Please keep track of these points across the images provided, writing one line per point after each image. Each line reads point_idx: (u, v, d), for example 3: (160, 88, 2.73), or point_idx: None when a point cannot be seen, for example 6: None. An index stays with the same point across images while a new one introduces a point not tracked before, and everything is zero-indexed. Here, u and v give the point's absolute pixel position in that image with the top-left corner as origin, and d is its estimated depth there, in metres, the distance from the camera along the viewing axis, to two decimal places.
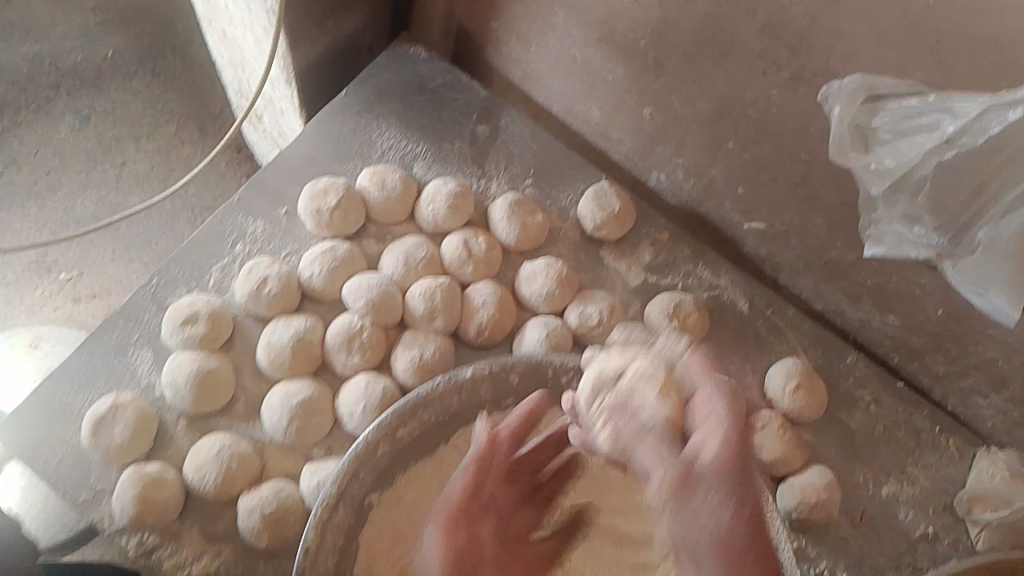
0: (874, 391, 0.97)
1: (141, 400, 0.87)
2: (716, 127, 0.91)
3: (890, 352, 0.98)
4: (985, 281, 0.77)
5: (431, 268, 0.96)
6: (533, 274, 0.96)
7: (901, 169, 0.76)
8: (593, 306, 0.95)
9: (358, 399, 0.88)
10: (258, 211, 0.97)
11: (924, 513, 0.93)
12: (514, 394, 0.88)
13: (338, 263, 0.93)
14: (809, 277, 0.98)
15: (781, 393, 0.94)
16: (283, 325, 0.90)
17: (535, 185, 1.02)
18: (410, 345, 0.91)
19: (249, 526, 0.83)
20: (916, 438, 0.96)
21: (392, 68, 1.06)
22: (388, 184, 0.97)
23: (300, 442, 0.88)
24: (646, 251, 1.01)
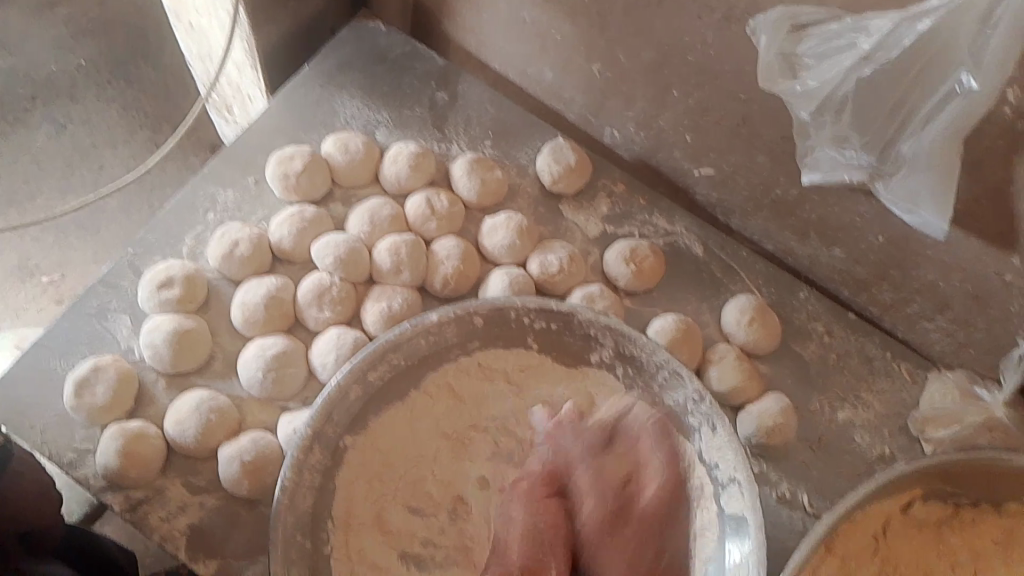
0: (827, 323, 1.01)
1: (122, 361, 0.91)
2: (660, 75, 0.95)
3: (840, 285, 1.02)
4: (912, 199, 0.83)
5: (396, 226, 1.00)
6: (494, 228, 1.00)
7: (826, 89, 0.79)
8: (553, 254, 1.00)
9: (330, 349, 0.92)
10: (228, 180, 1.01)
11: (880, 436, 0.96)
12: (480, 336, 0.92)
13: (306, 224, 0.97)
14: (758, 218, 1.02)
15: (736, 327, 0.98)
16: (256, 284, 0.94)
17: (494, 145, 1.07)
18: (379, 298, 0.95)
19: (229, 475, 0.86)
20: (868, 366, 1.00)
21: (353, 41, 1.11)
22: (352, 148, 1.01)
23: (277, 395, 0.91)
24: (604, 203, 1.06)
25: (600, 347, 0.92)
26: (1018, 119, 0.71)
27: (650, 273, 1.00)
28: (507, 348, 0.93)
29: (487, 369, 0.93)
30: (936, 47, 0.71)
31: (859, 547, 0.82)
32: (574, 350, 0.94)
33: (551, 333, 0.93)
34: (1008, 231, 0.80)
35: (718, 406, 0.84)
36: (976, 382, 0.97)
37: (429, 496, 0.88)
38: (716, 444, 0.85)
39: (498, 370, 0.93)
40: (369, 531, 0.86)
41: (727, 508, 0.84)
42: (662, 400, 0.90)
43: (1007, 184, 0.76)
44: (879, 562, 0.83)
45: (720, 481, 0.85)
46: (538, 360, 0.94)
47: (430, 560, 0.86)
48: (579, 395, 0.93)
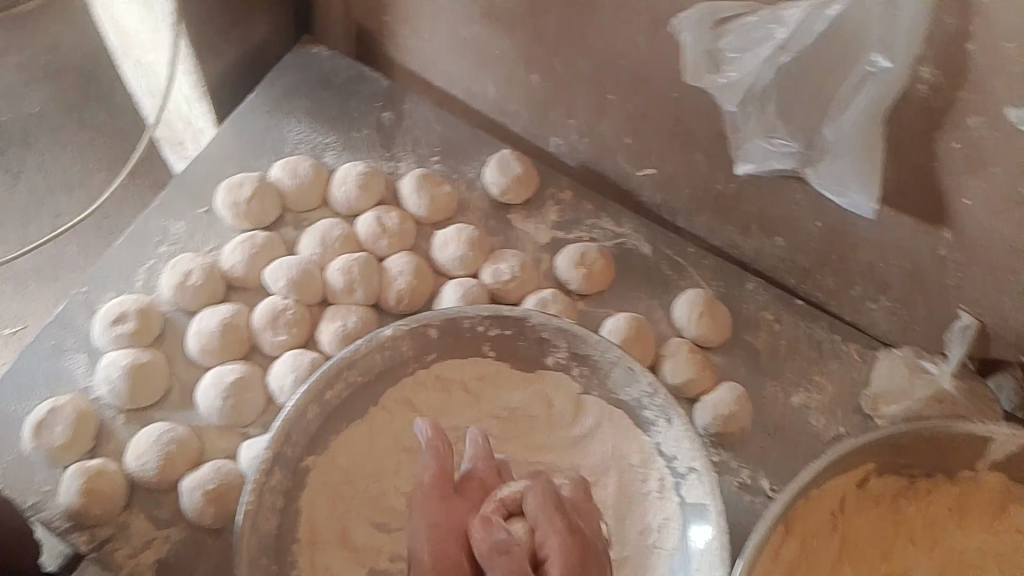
0: (776, 312, 1.04)
1: (80, 400, 0.91)
2: (596, 83, 0.98)
3: (786, 275, 1.05)
4: (842, 182, 0.86)
5: (347, 246, 1.01)
6: (445, 241, 1.02)
7: (747, 81, 0.83)
8: (505, 263, 1.01)
9: (288, 370, 0.92)
10: (179, 212, 1.02)
11: (835, 418, 0.98)
12: (436, 348, 0.94)
13: (257, 250, 0.98)
14: (703, 215, 1.05)
15: (687, 322, 1.00)
16: (210, 312, 0.95)
17: (441, 161, 1.09)
18: (335, 317, 0.96)
19: (193, 504, 0.86)
20: (819, 350, 1.02)
21: (297, 68, 1.13)
22: (301, 172, 1.03)
23: (236, 421, 0.92)
24: (552, 210, 1.08)
25: (554, 350, 0.94)
26: (935, 99, 0.74)
27: (600, 276, 1.02)
28: (463, 358, 0.95)
29: (444, 380, 0.95)
30: (852, 33, 0.75)
31: (817, 525, 0.83)
32: (528, 355, 0.95)
33: (506, 340, 0.94)
34: (937, 208, 0.83)
35: (672, 398, 0.86)
36: (923, 356, 0.99)
37: (393, 509, 0.88)
38: (672, 435, 0.87)
39: (455, 380, 0.95)
40: (337, 548, 0.86)
41: (688, 498, 0.85)
42: (618, 396, 0.92)
43: (931, 162, 0.79)
44: (837, 539, 0.84)
45: (679, 472, 0.86)
46: (494, 367, 0.96)
47: (399, 574, 0.86)
48: (536, 399, 0.95)
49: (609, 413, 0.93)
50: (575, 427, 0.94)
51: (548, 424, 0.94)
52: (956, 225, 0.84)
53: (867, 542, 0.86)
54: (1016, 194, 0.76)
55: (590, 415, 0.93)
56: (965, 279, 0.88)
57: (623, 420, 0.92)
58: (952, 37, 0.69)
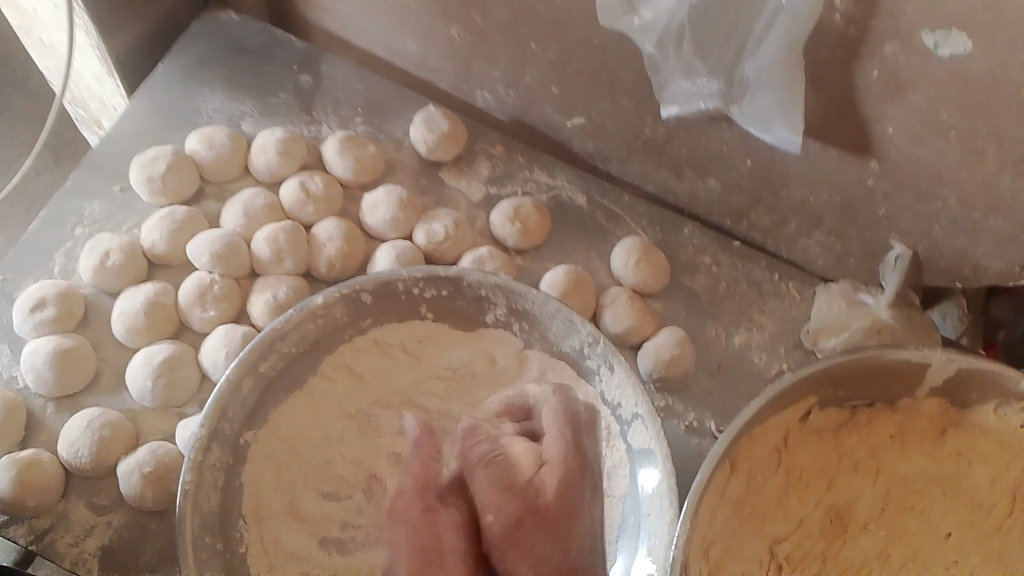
0: (713, 254, 1.04)
1: (5, 390, 0.87)
2: (517, 31, 0.95)
3: (721, 216, 1.05)
4: (764, 117, 0.85)
5: (273, 215, 0.98)
6: (374, 204, 0.99)
7: (660, 20, 0.81)
8: (438, 223, 0.99)
9: (220, 346, 0.90)
10: (94, 191, 0.98)
11: (776, 354, 0.99)
12: (371, 313, 0.91)
13: (179, 225, 0.94)
14: (634, 161, 1.04)
15: (626, 270, 0.99)
16: (135, 291, 0.92)
17: (366, 122, 1.06)
18: (264, 289, 0.93)
19: (131, 489, 0.83)
20: (757, 289, 1.02)
21: (206, 36, 1.09)
22: (218, 142, 0.99)
23: (170, 402, 0.89)
24: (484, 166, 1.06)
25: (492, 307, 0.92)
26: (849, 28, 0.73)
27: (536, 229, 1.00)
28: (400, 321, 0.93)
29: (382, 344, 0.93)
30: None
31: (762, 459, 0.83)
32: (466, 313, 0.94)
33: (442, 299, 0.92)
34: (863, 136, 0.83)
35: (612, 346, 0.85)
36: (860, 290, 1.00)
37: (339, 478, 0.88)
38: (615, 383, 0.86)
39: (394, 344, 0.93)
40: (284, 521, 0.85)
41: (634, 444, 0.84)
42: (559, 348, 0.91)
43: (851, 89, 0.79)
44: (783, 473, 0.85)
45: (625, 420, 0.85)
46: (433, 328, 0.94)
47: (350, 541, 0.86)
48: (477, 357, 0.94)
49: (552, 365, 0.92)
50: (519, 383, 0.93)
51: (491, 380, 0.93)
52: (881, 153, 0.84)
53: (812, 476, 0.87)
54: (935, 115, 0.76)
55: (534, 369, 0.93)
56: (893, 205, 0.89)
57: (566, 371, 0.91)
58: None
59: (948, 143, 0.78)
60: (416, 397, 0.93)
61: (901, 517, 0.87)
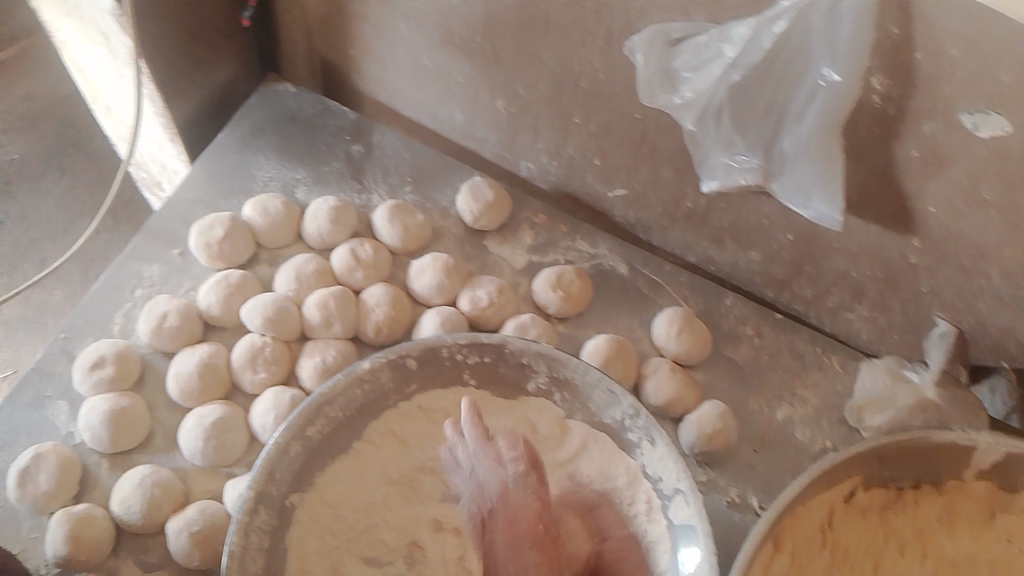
0: (755, 325, 1.05)
1: (63, 447, 0.90)
2: (560, 104, 0.98)
3: (762, 286, 1.06)
4: (804, 192, 0.85)
5: (323, 279, 1.01)
6: (421, 270, 1.02)
7: (702, 98, 0.83)
8: (482, 289, 1.01)
9: (268, 410, 0.92)
10: (153, 256, 1.03)
11: (820, 428, 0.99)
12: (416, 379, 0.93)
13: (233, 289, 0.98)
14: (675, 231, 1.05)
15: (667, 340, 1.00)
16: (189, 354, 0.95)
17: (414, 191, 1.09)
18: (313, 353, 0.96)
19: (180, 548, 0.85)
20: (800, 361, 1.03)
21: (263, 106, 1.14)
22: (271, 210, 1.03)
23: (219, 462, 0.91)
24: (527, 234, 1.08)
25: (535, 375, 0.94)
26: (887, 106, 0.74)
27: (578, 296, 1.02)
28: (445, 388, 0.95)
29: (427, 410, 0.95)
30: (796, 47, 0.76)
31: (806, 537, 0.83)
32: (510, 380, 0.95)
33: (486, 366, 0.94)
34: (905, 214, 0.84)
35: (653, 418, 0.86)
36: (905, 364, 1.01)
37: (383, 544, 0.90)
38: (656, 456, 0.87)
39: (438, 410, 0.95)
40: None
41: (676, 519, 0.85)
42: (600, 419, 0.93)
43: (891, 169, 0.80)
44: (828, 554, 0.84)
45: (665, 494, 0.86)
46: (476, 395, 0.96)
47: None
48: (519, 424, 0.95)
49: (594, 435, 0.94)
50: (560, 452, 0.95)
51: (534, 450, 0.95)
52: (921, 230, 0.84)
53: (859, 556, 0.86)
54: (975, 193, 0.77)
55: (575, 438, 0.95)
56: (935, 280, 0.89)
57: (607, 442, 0.93)
58: (896, 44, 0.70)
59: (990, 221, 0.78)
60: None
61: None
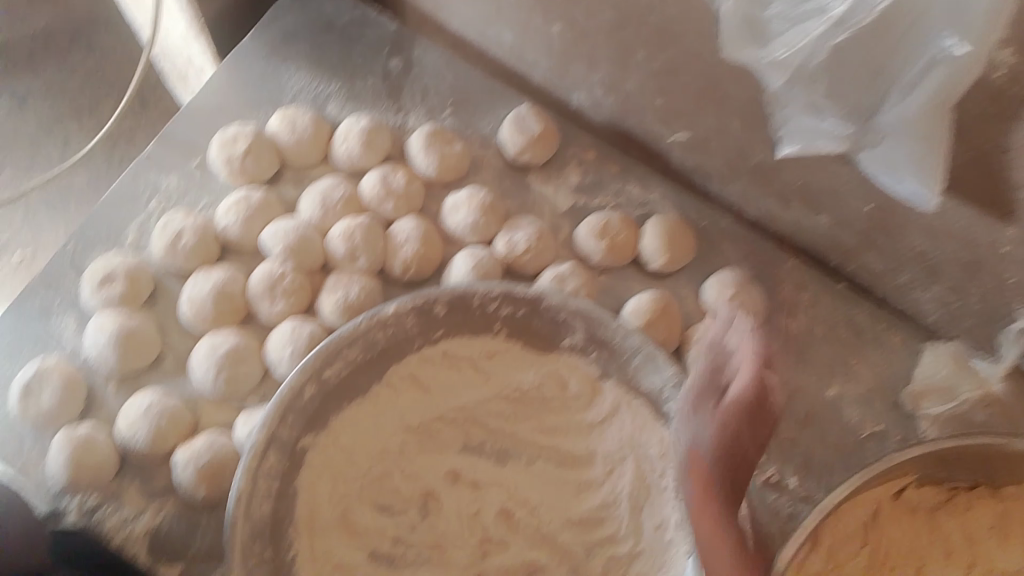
0: (814, 293, 0.97)
1: (67, 365, 0.85)
2: (624, 36, 0.87)
3: (827, 252, 0.97)
4: (894, 166, 0.78)
5: (349, 208, 0.94)
6: (455, 206, 0.94)
7: (797, 58, 0.72)
8: (520, 233, 0.93)
9: (284, 344, 0.86)
10: (171, 165, 0.96)
11: (870, 410, 0.91)
12: (444, 326, 0.87)
13: (253, 211, 0.91)
14: (737, 184, 0.96)
15: (718, 302, 0.93)
16: (203, 277, 0.89)
17: (455, 115, 1.01)
18: (335, 288, 0.89)
19: (184, 482, 0.80)
20: (857, 336, 0.95)
21: (297, 8, 1.04)
22: (298, 126, 0.95)
23: (230, 394, 0.86)
24: (574, 172, 0.99)
25: (570, 332, 0.87)
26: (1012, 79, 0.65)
27: (622, 247, 0.94)
28: (472, 336, 0.88)
29: (452, 357, 0.88)
30: (918, 7, 0.65)
31: (848, 534, 0.78)
32: (543, 336, 0.88)
33: (519, 318, 0.87)
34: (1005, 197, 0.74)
35: (696, 390, 0.79)
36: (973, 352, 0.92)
37: (396, 492, 0.84)
38: (695, 430, 0.80)
39: (464, 357, 0.88)
40: (333, 532, 0.81)
41: None
42: (638, 384, 0.86)
43: (997, 148, 0.71)
44: (870, 553, 0.78)
45: None
46: (505, 346, 0.89)
47: (401, 558, 0.82)
48: (549, 380, 0.89)
49: (628, 399, 0.87)
50: (590, 414, 0.88)
51: (563, 406, 0.89)
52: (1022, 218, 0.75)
53: (893, 554, 0.80)
54: None
55: (606, 401, 0.87)
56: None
57: (641, 408, 0.86)
58: None
59: None
60: (481, 416, 0.88)
61: None
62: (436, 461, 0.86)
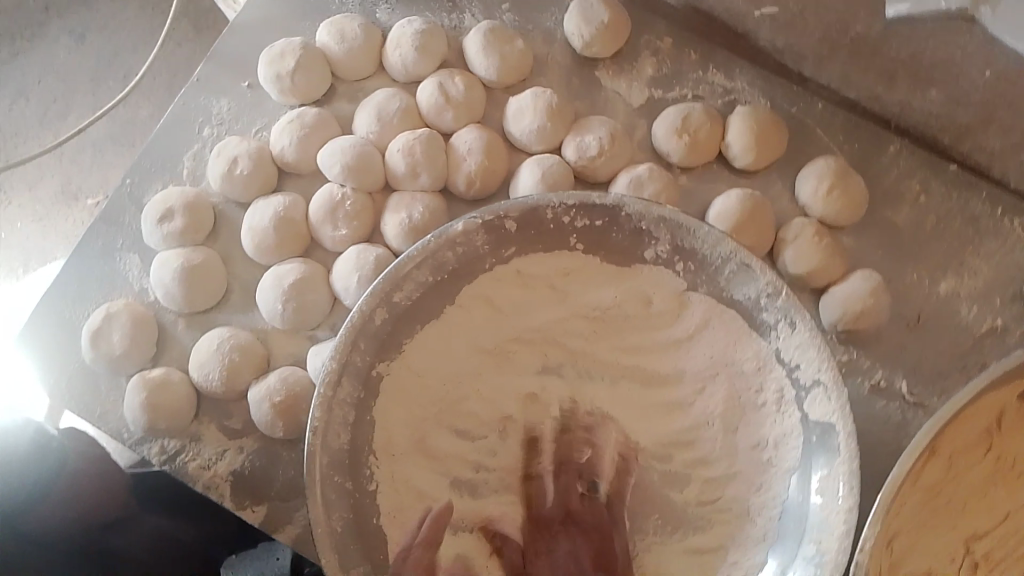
0: (922, 180, 0.87)
1: (136, 305, 0.84)
2: None
3: (939, 132, 0.83)
4: None
5: (409, 121, 0.88)
6: (521, 111, 0.87)
7: None
8: (590, 135, 0.86)
9: (351, 270, 0.82)
10: (221, 88, 0.91)
11: (989, 306, 0.85)
12: (517, 241, 0.80)
13: (309, 131, 0.86)
14: (834, 63, 0.82)
15: (813, 200, 0.85)
16: (264, 204, 0.85)
17: (515, 10, 0.92)
18: (398, 208, 0.85)
19: (262, 418, 0.79)
20: (974, 226, 0.86)
21: None
22: (349, 35, 0.89)
23: (301, 324, 0.83)
24: (648, 64, 0.91)
25: (654, 243, 0.79)
26: None
27: (706, 145, 0.87)
28: (546, 251, 0.81)
29: (527, 276, 0.82)
30: None
31: (968, 442, 0.72)
32: (622, 248, 0.81)
33: (595, 230, 0.79)
34: None
35: (796, 299, 0.72)
36: None
37: (473, 416, 0.81)
38: (794, 342, 0.74)
39: (538, 276, 0.82)
40: (415, 459, 0.80)
41: (811, 413, 0.74)
42: (730, 295, 0.78)
43: None
44: (990, 462, 0.74)
45: (801, 384, 0.74)
46: (581, 262, 0.82)
47: (484, 484, 0.81)
48: (631, 297, 0.82)
49: (719, 312, 0.79)
50: (677, 329, 0.81)
51: (646, 324, 0.82)
52: None
53: (999, 465, 0.74)
54: None
55: (695, 314, 0.81)
56: None
57: (734, 321, 0.79)
58: None
59: None
60: (559, 335, 0.83)
61: None
62: (505, 390, 0.82)
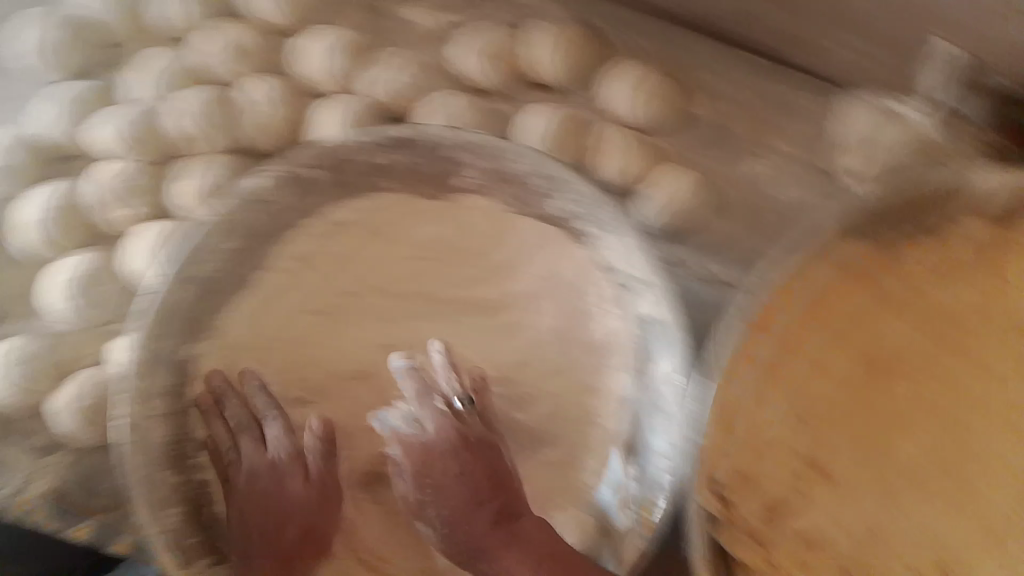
0: (718, 68, 0.89)
1: None
2: None
3: (729, 21, 0.87)
4: None
5: (184, 80, 0.83)
6: (312, 48, 0.82)
7: None
8: (387, 69, 0.82)
9: (144, 253, 0.76)
10: None
11: (793, 181, 0.86)
12: (325, 188, 0.79)
13: (87, 102, 0.82)
14: None
15: (632, 107, 0.82)
16: (34, 197, 0.79)
17: None
18: (189, 173, 0.79)
19: (73, 428, 0.72)
20: (772, 108, 0.88)
21: None
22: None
23: (93, 320, 0.77)
24: None
25: (463, 168, 0.80)
26: None
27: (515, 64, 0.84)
28: (358, 196, 0.81)
29: (342, 227, 0.80)
30: None
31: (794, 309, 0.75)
32: (433, 177, 0.81)
33: (402, 166, 0.80)
34: None
35: (604, 197, 0.75)
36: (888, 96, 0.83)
37: (303, 377, 0.77)
38: (611, 241, 0.78)
39: (357, 224, 0.80)
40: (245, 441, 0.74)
41: (644, 311, 0.78)
42: (547, 208, 0.81)
43: None
44: (818, 330, 0.77)
45: (621, 283, 0.79)
46: (395, 198, 0.81)
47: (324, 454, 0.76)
48: (450, 227, 0.81)
49: (540, 228, 0.81)
50: (503, 250, 0.81)
51: (473, 252, 0.80)
52: None
53: (824, 322, 0.78)
54: None
55: (517, 232, 0.81)
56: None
57: (550, 231, 0.81)
58: None
59: None
60: (382, 280, 0.79)
61: (944, 367, 0.76)
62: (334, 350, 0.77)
